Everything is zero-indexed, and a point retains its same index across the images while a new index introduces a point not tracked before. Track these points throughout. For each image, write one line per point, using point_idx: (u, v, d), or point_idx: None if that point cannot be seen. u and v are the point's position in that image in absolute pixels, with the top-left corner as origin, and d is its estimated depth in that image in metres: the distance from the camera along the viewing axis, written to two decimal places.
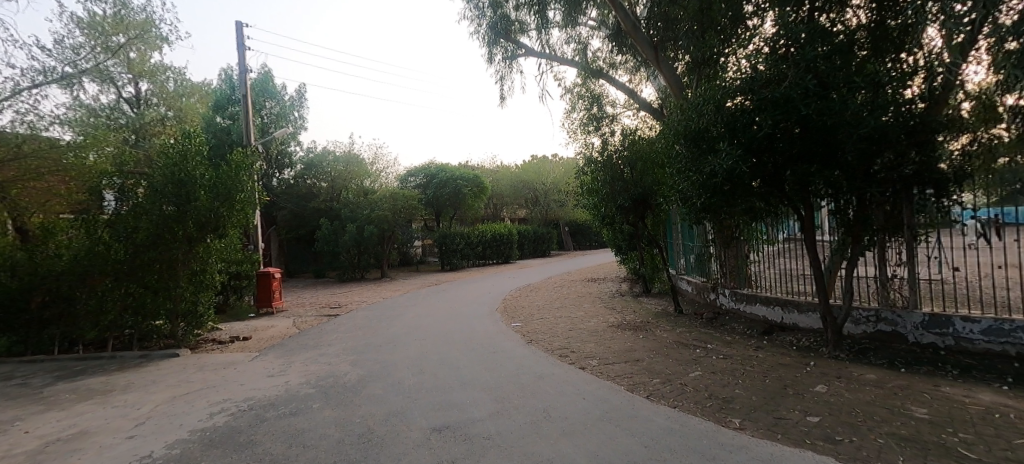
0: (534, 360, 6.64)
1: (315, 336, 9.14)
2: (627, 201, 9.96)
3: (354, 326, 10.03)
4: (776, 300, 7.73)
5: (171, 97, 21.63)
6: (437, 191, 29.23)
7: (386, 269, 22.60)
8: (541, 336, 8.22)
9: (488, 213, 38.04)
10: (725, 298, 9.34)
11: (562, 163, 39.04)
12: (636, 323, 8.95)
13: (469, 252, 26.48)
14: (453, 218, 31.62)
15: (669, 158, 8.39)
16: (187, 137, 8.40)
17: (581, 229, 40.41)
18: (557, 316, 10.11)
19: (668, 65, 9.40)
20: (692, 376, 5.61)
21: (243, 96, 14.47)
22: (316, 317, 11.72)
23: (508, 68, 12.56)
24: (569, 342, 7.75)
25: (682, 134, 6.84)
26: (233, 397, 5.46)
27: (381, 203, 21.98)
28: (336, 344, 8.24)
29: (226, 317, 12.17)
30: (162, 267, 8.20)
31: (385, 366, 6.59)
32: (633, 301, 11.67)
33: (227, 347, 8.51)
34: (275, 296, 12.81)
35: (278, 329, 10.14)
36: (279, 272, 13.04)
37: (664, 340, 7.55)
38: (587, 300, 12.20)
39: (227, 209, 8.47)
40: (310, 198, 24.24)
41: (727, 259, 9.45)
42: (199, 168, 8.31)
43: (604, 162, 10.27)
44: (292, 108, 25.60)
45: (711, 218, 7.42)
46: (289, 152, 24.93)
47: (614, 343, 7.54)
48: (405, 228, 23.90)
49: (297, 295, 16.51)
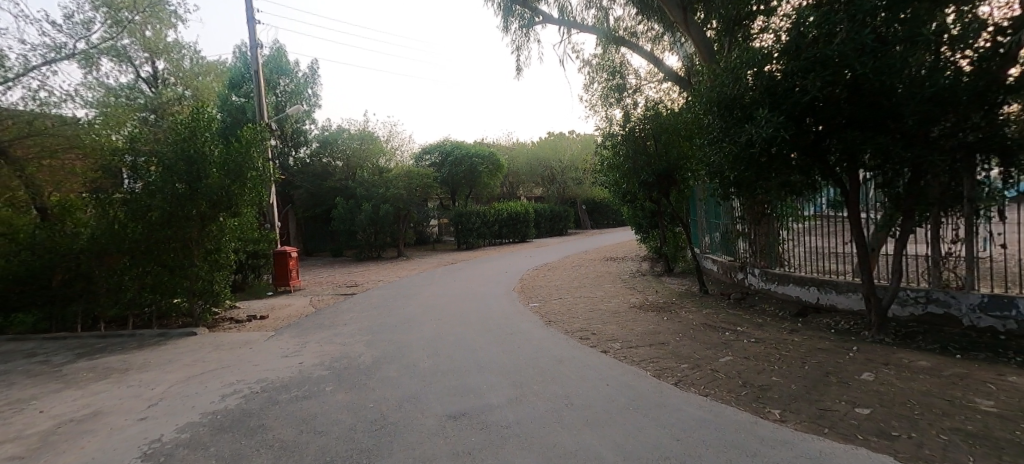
0: (554, 342, 6.37)
1: (331, 315, 9.04)
2: (651, 176, 9.45)
3: (370, 305, 9.90)
4: (811, 280, 7.29)
5: (188, 76, 21.65)
6: (453, 169, 28.91)
7: (403, 247, 22.53)
8: (560, 317, 7.94)
9: (504, 191, 37.61)
10: (753, 278, 8.91)
11: (579, 141, 38.41)
12: (659, 304, 8.60)
13: (485, 231, 26.26)
14: (469, 197, 31.33)
15: (697, 129, 7.87)
16: (196, 112, 8.20)
17: (599, 207, 39.76)
18: (577, 296, 9.81)
19: (697, 28, 8.86)
20: (723, 361, 5.25)
21: (255, 72, 14.22)
22: (332, 296, 11.67)
23: (524, 37, 11.98)
24: (590, 323, 7.46)
25: (716, 102, 6.32)
26: (246, 378, 5.33)
27: (396, 181, 21.81)
28: (351, 324, 8.10)
29: (244, 295, 12.20)
30: (176, 246, 8.11)
31: (400, 348, 6.40)
32: (655, 281, 11.27)
33: (244, 325, 8.47)
34: (292, 275, 12.80)
35: (294, 308, 10.09)
36: (295, 251, 13.00)
37: (689, 322, 7.20)
38: (607, 280, 11.84)
39: (239, 186, 8.30)
40: (326, 177, 24.14)
41: (756, 237, 8.97)
42: (209, 145, 8.13)
43: (627, 136, 9.75)
44: (307, 85, 25.38)
45: (742, 192, 6.95)
46: (304, 130, 24.81)
47: (636, 325, 7.22)
48: (421, 206, 23.76)
49: (315, 273, 16.56)
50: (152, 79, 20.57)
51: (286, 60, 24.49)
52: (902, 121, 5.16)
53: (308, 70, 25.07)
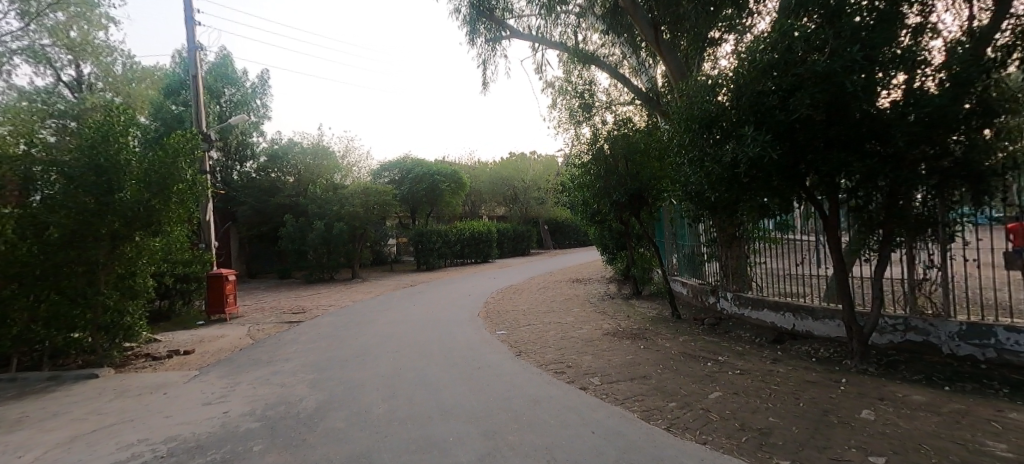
0: (526, 379, 5.71)
1: (270, 349, 7.99)
2: (622, 196, 9.09)
3: (317, 336, 8.89)
4: (786, 305, 7.08)
5: (120, 82, 19.92)
6: (413, 186, 27.98)
7: (357, 269, 21.25)
8: (530, 348, 7.31)
9: (466, 210, 36.82)
10: (726, 302, 8.65)
11: (540, 161, 38.48)
12: (633, 331, 8.15)
13: (445, 251, 25.33)
14: (430, 216, 30.34)
15: (672, 149, 7.61)
16: (112, 115, 7.09)
17: (560, 227, 39.62)
18: (545, 323, 9.22)
19: (670, 50, 8.74)
20: (712, 399, 4.78)
21: (193, 78, 12.98)
22: (275, 324, 10.51)
23: (491, 51, 11.61)
24: (561, 354, 6.86)
25: (696, 121, 6.03)
26: (151, 437, 4.34)
27: (351, 198, 20.68)
28: (293, 359, 7.13)
29: (170, 325, 10.81)
30: (80, 270, 6.89)
31: (349, 389, 5.55)
32: (624, 305, 10.87)
33: (162, 363, 7.30)
34: (228, 301, 11.50)
35: (228, 341, 8.91)
36: (233, 274, 11.74)
37: (668, 351, 6.76)
38: (575, 304, 11.34)
39: (160, 203, 7.31)
40: (273, 193, 22.55)
41: (727, 260, 8.76)
42: (127, 153, 7.07)
43: (598, 154, 9.44)
44: (254, 96, 23.97)
45: (719, 214, 6.67)
46: (251, 142, 23.34)
47: (613, 355, 6.70)
48: (377, 225, 22.64)
49: (257, 298, 15.14)
50: (79, 84, 18.82)
51: (233, 69, 23.10)
52: (888, 142, 4.98)
53: (256, 80, 23.71)
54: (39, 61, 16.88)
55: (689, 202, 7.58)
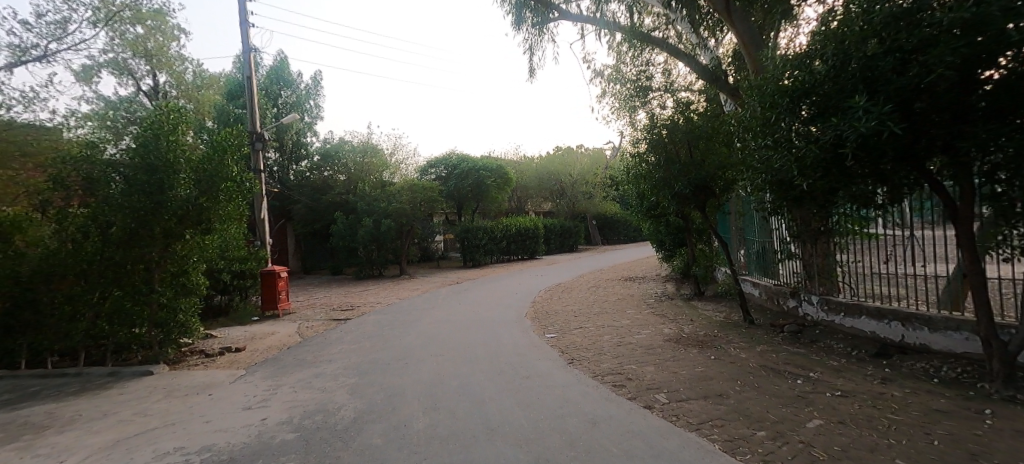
0: (583, 392, 5.08)
1: (317, 348, 7.83)
2: (686, 187, 8.18)
3: (364, 335, 8.69)
4: (891, 312, 6.02)
5: (189, 89, 21.12)
6: (459, 182, 27.90)
7: (405, 265, 21.35)
8: (585, 355, 6.67)
9: (512, 205, 36.41)
10: (809, 307, 7.59)
11: (588, 155, 37.46)
12: (699, 338, 7.31)
13: (492, 247, 25.05)
14: (476, 212, 30.18)
15: (749, 132, 6.65)
16: (164, 112, 7.10)
17: (609, 223, 38.41)
18: (600, 327, 8.51)
19: (742, 18, 7.70)
20: (814, 430, 3.96)
21: (247, 78, 13.28)
22: (323, 322, 10.47)
23: (538, 36, 10.98)
24: (620, 364, 6.17)
25: (783, 95, 5.10)
26: (188, 446, 4.11)
27: (399, 195, 20.77)
28: (338, 360, 6.90)
29: (227, 320, 11.06)
30: (137, 267, 6.97)
31: (391, 398, 5.17)
32: (686, 306, 9.95)
33: (213, 361, 7.30)
34: (281, 297, 11.66)
35: (277, 338, 8.88)
36: (285, 270, 11.89)
37: (745, 363, 5.91)
38: (631, 305, 10.53)
39: (210, 199, 7.22)
40: (326, 191, 23.10)
41: (810, 259, 7.68)
42: (179, 150, 7.04)
43: (657, 140, 8.58)
44: (308, 97, 24.71)
45: (808, 205, 5.72)
46: (306, 142, 24.07)
47: (680, 366, 5.94)
48: (425, 222, 22.70)
49: (309, 294, 15.42)
50: (152, 91, 20.04)
51: (289, 71, 23.89)
52: None
53: (310, 81, 24.43)
54: (118, 72, 18.09)
55: (767, 193, 6.65)
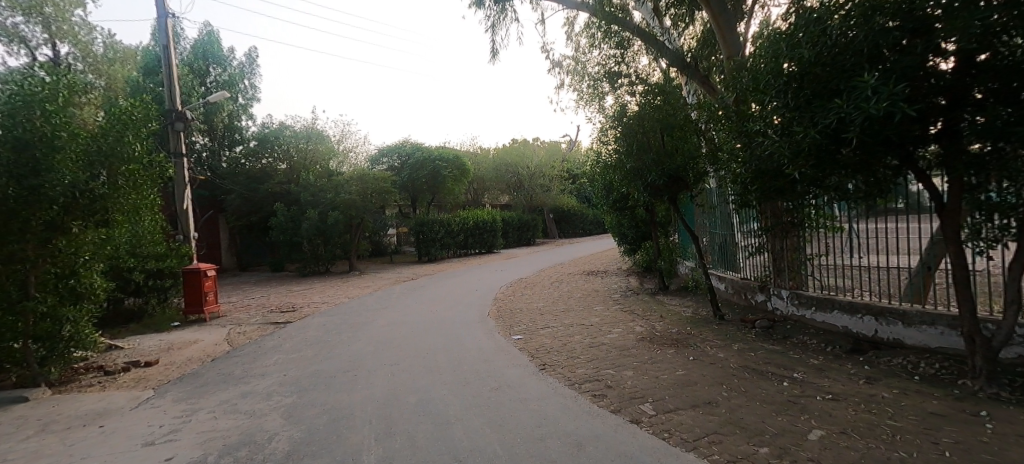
0: (561, 407, 4.46)
1: (246, 359, 6.76)
2: (659, 178, 7.83)
3: (304, 342, 7.68)
4: (864, 306, 5.81)
5: (101, 64, 18.70)
6: (413, 173, 26.69)
7: (354, 260, 20.01)
8: (556, 359, 6.10)
9: (468, 198, 35.52)
10: (778, 301, 7.40)
11: (545, 148, 37.18)
12: (673, 336, 6.92)
13: (448, 241, 24.10)
14: (431, 204, 29.06)
15: (729, 118, 6.29)
16: (41, 77, 5.73)
17: (566, 216, 38.35)
18: (567, 326, 7.98)
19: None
20: (817, 443, 3.55)
21: (164, 48, 11.62)
22: (258, 326, 9.29)
23: (500, 15, 10.27)
24: (595, 369, 5.63)
25: (771, 74, 4.68)
26: None
27: (347, 185, 19.39)
28: (272, 374, 5.92)
29: (141, 328, 9.62)
30: (7, 269, 5.60)
31: (336, 422, 4.34)
32: (652, 302, 9.62)
33: (115, 380, 6.11)
34: (208, 298, 10.25)
35: (200, 347, 7.69)
36: (213, 269, 10.51)
37: (726, 364, 5.53)
38: (596, 302, 10.08)
39: (101, 185, 6.00)
40: (264, 180, 21.27)
41: (780, 253, 7.47)
42: (64, 123, 5.75)
43: (629, 128, 8.19)
44: (242, 76, 22.68)
45: (792, 196, 5.38)
46: (240, 126, 22.09)
47: (659, 370, 5.48)
48: (375, 214, 21.43)
49: (244, 294, 13.95)
50: (53, 63, 17.49)
51: (219, 47, 21.75)
52: None
53: (244, 59, 22.39)
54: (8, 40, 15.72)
55: (742, 184, 6.34)
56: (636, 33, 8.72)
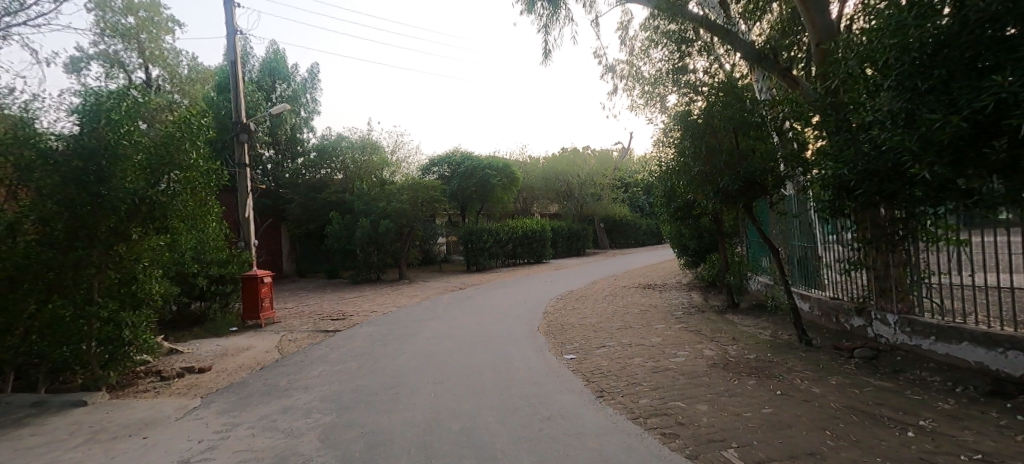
0: (626, 447, 3.82)
1: (293, 370, 6.61)
2: (733, 183, 6.97)
3: (352, 353, 7.49)
4: (1007, 339, 4.69)
5: (183, 83, 20.19)
6: (463, 181, 26.78)
7: (405, 269, 20.14)
8: (617, 386, 5.43)
9: (517, 207, 35.28)
10: (881, 327, 6.32)
11: (596, 156, 36.28)
12: (750, 363, 6.05)
13: (497, 251, 23.82)
14: (481, 213, 28.98)
15: (825, 113, 5.40)
16: (108, 90, 5.89)
17: (618, 225, 37.08)
18: (627, 347, 7.26)
19: None
20: None
21: (232, 63, 12.14)
22: (308, 334, 9.28)
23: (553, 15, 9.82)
24: (663, 400, 4.92)
25: (888, 54, 3.85)
26: None
27: (399, 194, 19.61)
28: (315, 388, 5.69)
29: (201, 332, 9.89)
30: (73, 274, 5.73)
31: (373, 447, 3.96)
32: (720, 321, 8.67)
33: (167, 386, 6.11)
34: (264, 305, 10.41)
35: (251, 355, 7.68)
36: (269, 275, 10.69)
37: (823, 403, 4.64)
38: (657, 319, 9.24)
39: (161, 193, 6.07)
40: (322, 190, 22.01)
41: (884, 270, 6.37)
42: (130, 133, 5.83)
43: (697, 128, 7.42)
44: (304, 91, 23.78)
45: (908, 203, 4.46)
46: (302, 138, 23.07)
47: (740, 406, 4.68)
48: (426, 223, 21.57)
49: (299, 300, 14.27)
50: (144, 84, 19.01)
51: (285, 64, 22.96)
52: None
53: (307, 75, 23.49)
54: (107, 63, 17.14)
55: (840, 189, 5.43)
56: (705, 24, 7.95)
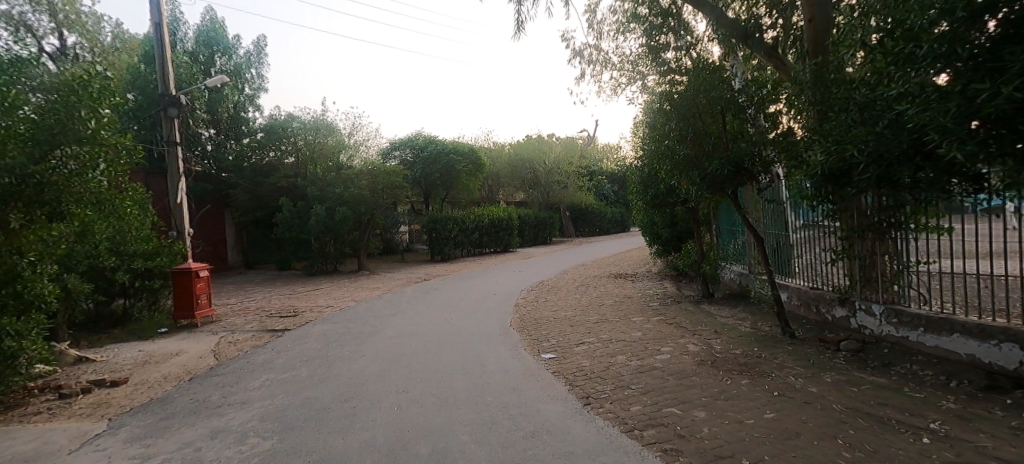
0: None
1: (230, 380, 5.70)
2: (722, 168, 6.55)
3: (301, 357, 6.62)
4: (1001, 330, 4.39)
5: (106, 53, 18.09)
6: (426, 167, 25.68)
7: (364, 259, 19.03)
8: (603, 390, 4.91)
9: (482, 194, 34.50)
10: (866, 318, 6.09)
11: (562, 143, 35.86)
12: (740, 359, 5.68)
13: (462, 239, 22.99)
14: (445, 201, 27.99)
15: (828, 89, 4.99)
16: None
17: (583, 214, 36.98)
18: (607, 343, 6.78)
19: None
20: None
21: (157, 27, 10.67)
22: (252, 334, 8.27)
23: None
24: (655, 406, 4.42)
25: (914, 18, 3.40)
26: None
27: (356, 179, 18.38)
28: (253, 404, 4.82)
29: (125, 334, 8.67)
30: None
31: None
32: (698, 312, 8.37)
33: (69, 405, 5.10)
34: (200, 302, 9.24)
35: (181, 362, 6.68)
36: (207, 268, 9.50)
37: (826, 404, 4.27)
38: (634, 311, 8.85)
39: (51, 172, 4.90)
40: (270, 174, 20.43)
41: (868, 258, 6.10)
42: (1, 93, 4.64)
43: (682, 109, 6.96)
44: (248, 66, 21.90)
45: (921, 186, 4.09)
46: (247, 118, 21.27)
47: (740, 410, 4.25)
48: (386, 210, 20.46)
49: (246, 295, 13.06)
50: (59, 53, 16.78)
51: (225, 35, 21.01)
52: None
53: (250, 48, 21.61)
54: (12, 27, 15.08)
55: (839, 174, 5.05)
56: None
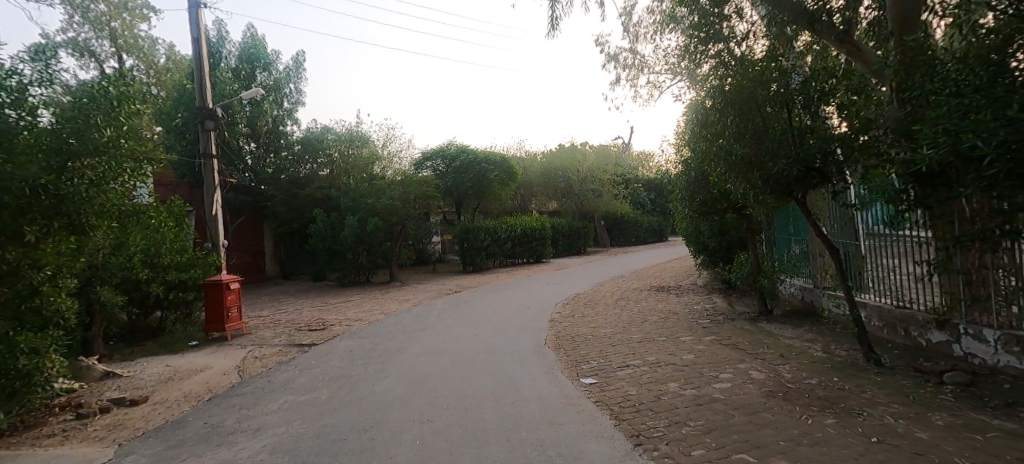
0: None
1: (248, 402, 5.33)
2: (790, 167, 5.69)
3: (325, 376, 6.22)
4: None
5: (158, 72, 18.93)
6: (458, 176, 25.54)
7: (396, 270, 18.89)
8: (657, 427, 4.21)
9: (515, 204, 34.16)
10: (976, 344, 5.14)
11: (596, 151, 35.09)
12: (817, 392, 4.84)
13: (495, 250, 22.54)
14: (477, 211, 27.76)
15: (928, 71, 4.17)
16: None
17: (619, 223, 35.94)
18: (655, 367, 6.03)
19: None
20: None
21: (196, 42, 10.83)
22: (278, 349, 7.99)
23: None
24: (723, 451, 3.69)
25: None
26: None
27: (389, 190, 18.23)
28: (267, 432, 4.40)
29: (156, 347, 8.62)
30: None
31: None
32: (756, 332, 7.48)
33: (84, 426, 4.86)
34: (231, 315, 9.10)
35: (203, 379, 6.42)
36: (238, 281, 9.38)
37: (944, 456, 3.41)
38: (681, 329, 8.04)
39: (68, 183, 4.70)
40: (306, 185, 20.73)
41: (975, 274, 5.15)
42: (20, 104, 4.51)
43: (740, 103, 6.22)
44: (287, 80, 22.45)
45: None
46: (285, 131, 21.55)
47: (830, 459, 3.46)
48: (418, 221, 20.29)
49: (278, 306, 13.03)
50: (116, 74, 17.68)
51: (265, 52, 21.65)
52: None
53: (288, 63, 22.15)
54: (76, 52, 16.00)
55: (944, 172, 4.19)
56: None
